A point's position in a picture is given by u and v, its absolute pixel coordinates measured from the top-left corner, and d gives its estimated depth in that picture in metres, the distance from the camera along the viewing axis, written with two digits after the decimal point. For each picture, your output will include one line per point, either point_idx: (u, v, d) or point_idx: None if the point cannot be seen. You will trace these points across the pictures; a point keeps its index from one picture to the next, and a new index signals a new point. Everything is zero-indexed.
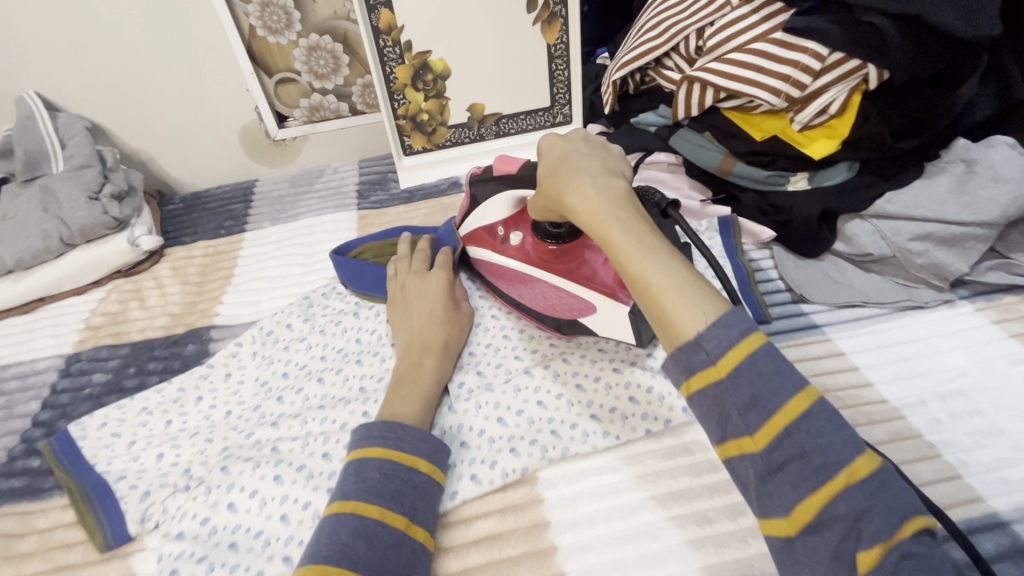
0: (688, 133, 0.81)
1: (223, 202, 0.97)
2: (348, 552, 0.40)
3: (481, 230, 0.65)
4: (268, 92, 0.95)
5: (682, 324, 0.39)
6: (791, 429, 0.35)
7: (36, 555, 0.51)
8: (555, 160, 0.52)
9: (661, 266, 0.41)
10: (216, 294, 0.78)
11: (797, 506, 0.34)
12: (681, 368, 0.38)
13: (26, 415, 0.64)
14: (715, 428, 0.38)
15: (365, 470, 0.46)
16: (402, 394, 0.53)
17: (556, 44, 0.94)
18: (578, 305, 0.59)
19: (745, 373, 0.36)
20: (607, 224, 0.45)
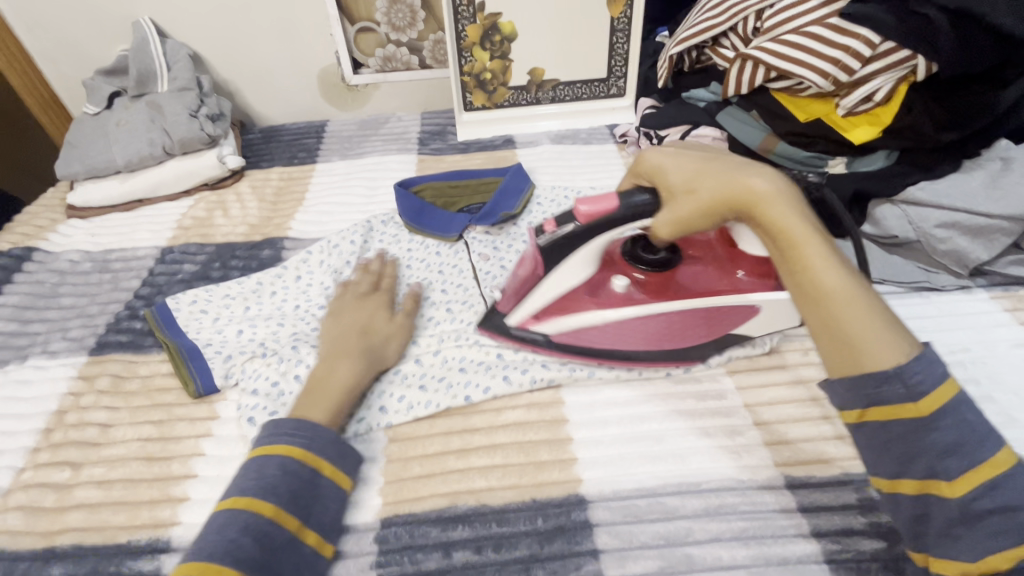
0: (737, 110, 0.85)
1: (298, 135, 1.07)
2: (236, 549, 0.41)
3: (566, 296, 0.57)
4: (349, 39, 1.03)
5: (882, 351, 0.38)
6: (1000, 482, 0.36)
7: (138, 393, 0.61)
8: (699, 165, 0.47)
9: (859, 286, 0.40)
10: (288, 213, 0.88)
11: (987, 555, 0.36)
12: (861, 396, 0.39)
13: (129, 289, 0.75)
14: (893, 462, 0.39)
15: (265, 467, 0.46)
16: (313, 395, 0.53)
17: (620, 17, 0.99)
18: (733, 316, 0.58)
19: (950, 421, 0.37)
20: (809, 233, 0.41)
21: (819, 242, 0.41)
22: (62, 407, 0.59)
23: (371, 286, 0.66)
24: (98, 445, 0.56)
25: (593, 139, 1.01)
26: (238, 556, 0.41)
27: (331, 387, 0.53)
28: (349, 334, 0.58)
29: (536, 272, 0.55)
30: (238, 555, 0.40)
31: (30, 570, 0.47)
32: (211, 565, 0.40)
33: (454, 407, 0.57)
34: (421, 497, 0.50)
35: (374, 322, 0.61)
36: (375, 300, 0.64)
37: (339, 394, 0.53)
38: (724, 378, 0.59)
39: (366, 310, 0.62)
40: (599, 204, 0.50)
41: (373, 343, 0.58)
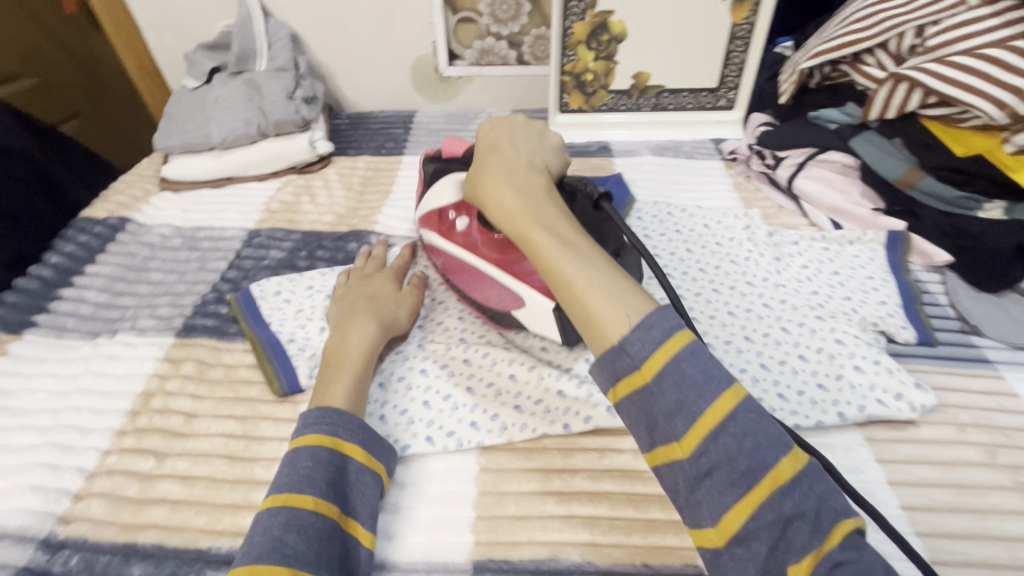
0: (874, 136, 0.75)
1: (385, 125, 1.04)
2: (281, 547, 0.38)
3: (434, 215, 0.64)
4: (448, 28, 0.99)
5: (606, 322, 0.38)
6: (719, 431, 0.34)
7: (222, 382, 0.59)
8: (475, 166, 0.55)
9: (582, 263, 0.41)
10: (375, 205, 0.85)
11: (722, 515, 0.33)
12: (604, 372, 0.38)
13: (216, 271, 0.73)
14: (645, 433, 0.37)
15: (299, 459, 0.44)
16: (329, 377, 0.51)
17: (742, 24, 0.91)
18: (508, 297, 0.57)
19: (669, 376, 0.36)
20: (527, 224, 0.46)
21: (542, 233, 0.44)
22: (148, 389, 0.58)
23: (378, 267, 0.66)
24: (182, 435, 0.54)
25: (697, 154, 0.94)
26: (284, 554, 0.38)
27: (348, 361, 0.52)
28: (358, 306, 0.58)
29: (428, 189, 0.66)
30: (283, 553, 0.38)
31: (110, 565, 0.45)
32: (256, 567, 0.37)
33: (552, 436, 0.52)
34: (518, 542, 0.45)
35: (383, 293, 0.61)
36: (383, 274, 0.64)
37: (356, 371, 0.52)
38: (861, 448, 0.52)
39: (376, 286, 0.62)
40: (453, 146, 0.66)
41: (387, 315, 0.58)
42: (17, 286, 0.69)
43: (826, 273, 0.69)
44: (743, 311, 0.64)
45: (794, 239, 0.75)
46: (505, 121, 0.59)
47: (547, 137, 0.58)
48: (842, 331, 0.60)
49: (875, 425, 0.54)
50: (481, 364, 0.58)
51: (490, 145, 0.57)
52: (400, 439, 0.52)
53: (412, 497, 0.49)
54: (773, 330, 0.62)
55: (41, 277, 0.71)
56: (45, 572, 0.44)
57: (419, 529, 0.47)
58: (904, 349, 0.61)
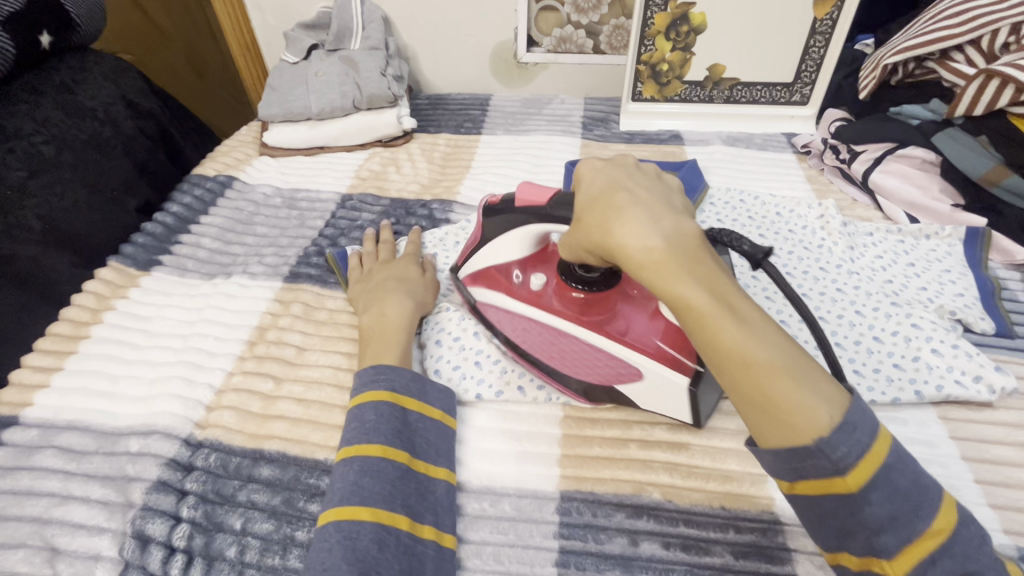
0: (959, 132, 0.75)
1: (463, 106, 1.09)
2: (360, 491, 0.42)
3: (490, 270, 0.58)
4: (531, 16, 1.04)
5: (805, 421, 0.34)
6: (939, 555, 0.34)
7: (327, 323, 0.65)
8: (601, 195, 0.42)
9: (770, 347, 0.35)
10: (456, 178, 0.90)
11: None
12: (785, 456, 0.35)
13: (314, 228, 0.80)
14: (834, 538, 0.37)
15: (363, 413, 0.47)
16: (377, 345, 0.54)
17: (824, 19, 0.92)
18: (615, 370, 0.51)
19: (880, 491, 0.34)
20: (694, 297, 0.36)
21: (716, 308, 0.36)
22: (262, 324, 0.64)
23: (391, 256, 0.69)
24: (295, 364, 0.60)
25: (768, 146, 0.96)
26: (363, 496, 0.42)
27: (391, 330, 0.56)
28: (387, 287, 0.61)
29: (479, 240, 0.57)
30: (362, 495, 0.42)
31: (242, 465, 0.51)
32: (340, 507, 0.42)
33: None
34: (602, 479, 0.49)
35: (410, 274, 0.64)
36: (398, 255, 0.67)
37: (399, 335, 0.55)
38: (936, 425, 0.54)
39: (393, 267, 0.65)
40: (531, 192, 0.49)
41: (417, 294, 0.61)
42: (144, 229, 0.77)
43: (902, 265, 0.70)
44: (817, 293, 0.66)
45: (869, 230, 0.76)
46: (614, 161, 0.45)
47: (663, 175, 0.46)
48: (919, 317, 0.61)
49: (951, 405, 0.55)
50: None
51: (607, 181, 0.43)
52: (493, 385, 0.57)
53: (503, 434, 0.54)
54: (848, 312, 0.63)
55: (163, 223, 0.78)
56: (189, 466, 0.51)
57: (510, 461, 0.51)
58: (981, 340, 0.62)
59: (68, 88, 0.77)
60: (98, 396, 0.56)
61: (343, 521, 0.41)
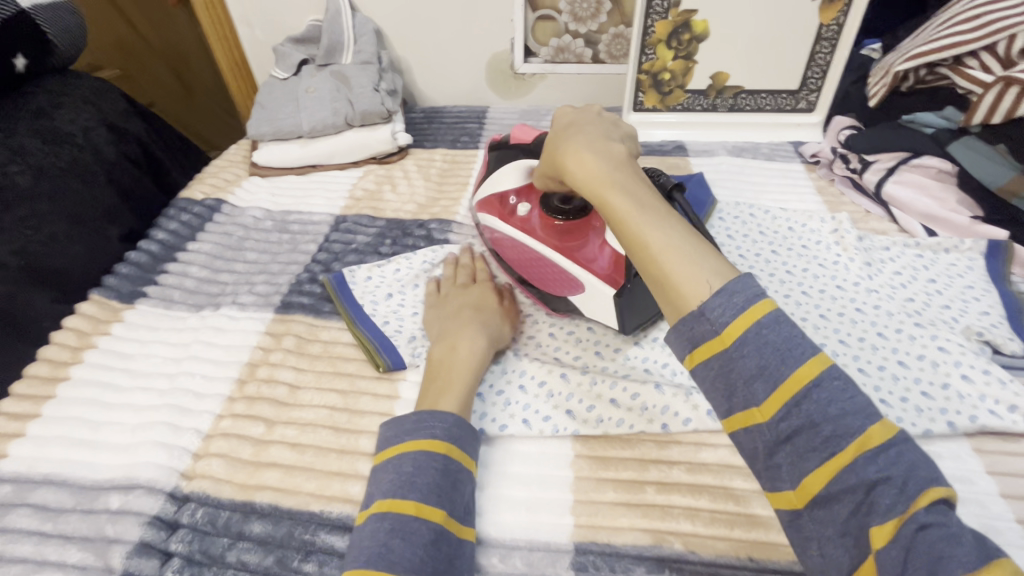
0: (975, 141, 0.73)
1: (459, 119, 1.06)
2: (388, 555, 0.39)
3: (493, 198, 0.67)
4: (527, 26, 1.01)
5: (687, 285, 0.38)
6: (802, 396, 0.33)
7: (321, 358, 0.61)
8: (561, 129, 0.54)
9: (665, 229, 0.41)
10: (454, 195, 0.87)
11: (806, 478, 0.33)
12: (683, 339, 0.37)
13: (307, 253, 0.76)
14: (721, 399, 0.36)
15: (401, 463, 0.44)
16: (439, 385, 0.52)
17: (829, 24, 0.89)
18: (565, 284, 0.60)
19: (751, 342, 0.35)
20: (609, 187, 0.45)
21: (625, 201, 0.44)
22: (253, 360, 0.61)
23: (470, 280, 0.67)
24: (288, 405, 0.56)
25: (776, 156, 0.93)
26: (391, 562, 0.38)
27: (460, 370, 0.53)
28: (464, 315, 0.59)
29: (489, 175, 0.69)
30: (391, 561, 0.38)
31: (231, 521, 0.47)
32: (365, 571, 0.38)
33: (649, 432, 0.52)
34: (619, 528, 0.46)
35: (486, 303, 0.62)
36: (480, 284, 0.65)
37: (465, 378, 0.53)
38: (970, 459, 0.51)
39: (471, 296, 0.63)
40: (522, 132, 0.65)
41: (494, 327, 0.59)
42: (129, 259, 0.73)
43: (922, 281, 0.67)
44: (835, 313, 0.63)
45: (885, 244, 0.73)
46: (580, 108, 0.58)
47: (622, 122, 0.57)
48: (945, 339, 0.58)
49: (985, 436, 0.52)
50: (575, 358, 0.59)
51: (569, 117, 0.55)
52: (497, 420, 0.53)
53: (512, 478, 0.50)
54: (869, 334, 0.60)
55: (149, 252, 0.75)
56: (173, 523, 0.47)
57: (519, 508, 0.48)
58: (1011, 361, 0.59)
59: (46, 114, 0.74)
60: (77, 445, 0.53)
61: None
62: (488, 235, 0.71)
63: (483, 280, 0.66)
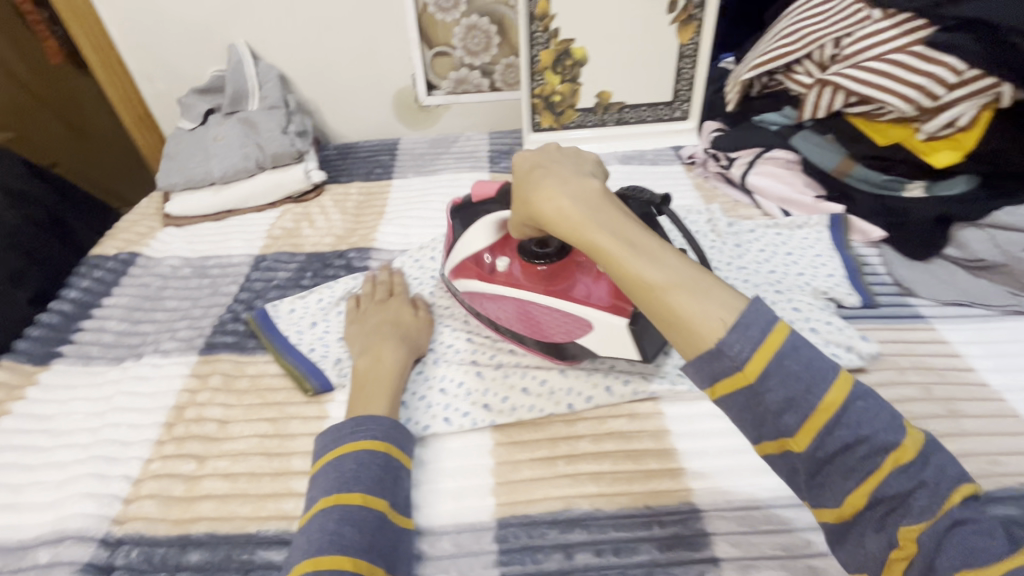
0: (811, 133, 0.88)
1: (372, 153, 1.12)
2: (339, 540, 0.42)
3: (466, 262, 0.65)
4: (425, 62, 1.09)
5: (700, 324, 0.37)
6: (834, 423, 0.35)
7: (249, 391, 0.64)
8: (526, 171, 0.52)
9: (660, 264, 0.41)
10: (371, 224, 0.91)
11: (847, 496, 0.35)
12: (702, 376, 0.38)
13: (229, 294, 0.79)
14: (751, 428, 0.38)
15: (342, 463, 0.48)
16: (365, 393, 0.56)
17: (688, 44, 1.02)
18: (568, 325, 0.59)
19: (776, 375, 0.35)
20: (593, 229, 0.44)
21: (615, 242, 0.43)
22: (179, 403, 0.62)
23: (387, 294, 0.71)
24: (218, 439, 0.58)
25: (660, 160, 1.04)
26: (343, 546, 0.42)
27: (383, 377, 0.58)
28: (383, 330, 0.64)
29: (454, 240, 0.67)
30: (342, 544, 0.42)
31: (168, 556, 0.49)
32: (317, 558, 0.41)
33: (557, 413, 0.59)
34: (535, 499, 0.52)
35: (403, 317, 0.66)
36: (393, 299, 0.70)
37: (390, 383, 0.57)
38: None
39: (388, 311, 0.67)
40: (482, 187, 0.64)
41: (410, 338, 0.64)
42: (40, 321, 0.73)
43: (781, 255, 0.79)
44: None
45: (750, 227, 0.84)
46: (542, 145, 0.56)
47: (580, 152, 0.56)
48: (797, 301, 0.69)
49: None
50: (490, 357, 0.65)
51: (531, 156, 0.54)
52: (420, 421, 0.58)
53: (437, 473, 0.55)
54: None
55: (61, 312, 0.74)
56: (108, 567, 0.49)
57: (445, 498, 0.53)
58: (852, 313, 0.71)
59: None
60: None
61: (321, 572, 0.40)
62: (466, 299, 0.67)
63: (398, 294, 0.71)
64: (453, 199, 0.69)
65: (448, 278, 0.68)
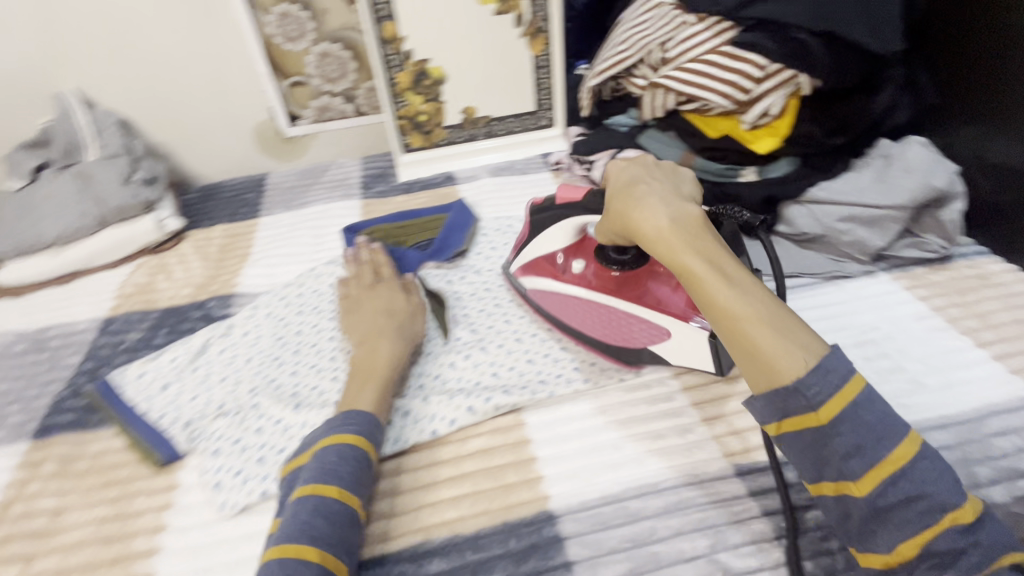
0: (654, 132, 0.95)
1: (237, 191, 1.07)
2: (309, 531, 0.45)
3: (539, 260, 0.68)
4: (282, 93, 1.06)
5: (785, 363, 0.42)
6: (898, 476, 0.40)
7: (88, 472, 0.59)
8: (623, 185, 0.53)
9: (751, 298, 0.44)
10: (235, 268, 0.87)
11: (899, 545, 0.40)
12: (774, 410, 0.43)
13: (70, 366, 0.72)
14: (812, 469, 0.43)
15: (326, 454, 0.50)
16: (357, 384, 0.58)
17: (541, 55, 1.06)
18: (644, 332, 0.61)
19: (847, 423, 0.41)
20: (687, 256, 0.47)
21: (709, 271, 0.45)
22: (5, 500, 0.57)
23: (373, 277, 0.71)
24: (50, 534, 0.54)
25: (530, 169, 1.07)
26: (314, 536, 0.45)
27: (372, 375, 0.58)
28: (378, 320, 0.65)
29: (524, 241, 0.68)
30: (311, 534, 0.44)
31: None
32: (288, 545, 0.44)
33: (420, 442, 0.58)
34: (394, 536, 0.51)
35: (396, 305, 0.67)
36: (383, 287, 0.70)
37: (384, 376, 0.59)
38: (671, 380, 0.63)
39: (387, 300, 0.68)
40: (568, 189, 0.60)
41: (407, 328, 0.65)
42: None
43: None
44: None
45: None
46: (632, 158, 0.56)
47: (679, 167, 0.56)
48: None
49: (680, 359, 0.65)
50: None
51: (626, 170, 0.54)
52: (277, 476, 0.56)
53: None
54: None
55: None
56: None
57: None
58: None
59: None
60: None
61: (286, 559, 0.43)
62: (531, 295, 0.70)
63: (385, 276, 0.71)
64: (533, 198, 0.65)
65: (515, 273, 0.72)
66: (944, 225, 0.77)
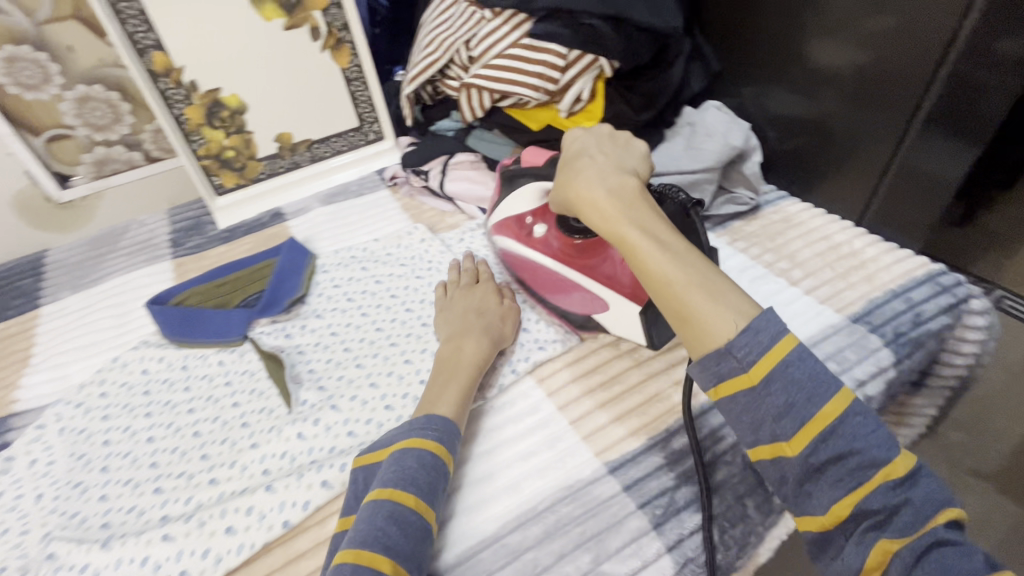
0: (481, 132, 0.95)
1: (5, 281, 0.87)
2: (384, 539, 0.42)
3: (510, 221, 0.71)
4: (39, 152, 0.87)
5: (714, 325, 0.43)
6: (829, 433, 0.38)
7: None
8: (571, 159, 0.59)
9: (682, 265, 0.46)
10: (11, 380, 0.71)
11: (834, 505, 0.37)
12: (710, 374, 0.43)
13: None
14: (748, 432, 0.42)
15: (404, 458, 0.48)
16: (439, 384, 0.56)
17: (350, 67, 0.97)
18: (588, 302, 0.64)
19: (781, 382, 0.40)
20: (623, 224, 0.50)
21: (643, 239, 0.48)
22: None
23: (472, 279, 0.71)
24: None
25: (365, 190, 1.00)
26: (387, 546, 0.42)
27: (460, 370, 0.57)
28: (469, 318, 0.63)
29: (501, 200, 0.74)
30: (388, 544, 0.42)
31: None
32: (364, 550, 0.41)
33: (272, 539, 0.52)
34: None
35: (487, 305, 0.66)
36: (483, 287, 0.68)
37: (468, 376, 0.57)
38: (535, 390, 0.61)
39: (471, 298, 0.66)
40: (534, 155, 0.73)
41: (495, 329, 0.63)
42: None
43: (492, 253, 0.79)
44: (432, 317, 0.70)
45: (458, 237, 0.84)
46: (591, 131, 0.62)
47: (634, 144, 0.60)
48: None
49: (540, 367, 0.64)
50: (183, 504, 0.54)
51: (579, 147, 0.60)
52: None
53: None
54: (416, 328, 0.69)
55: None
56: None
57: None
58: None
59: None
60: None
61: (362, 566, 0.40)
62: (506, 256, 0.73)
63: (484, 280, 0.70)
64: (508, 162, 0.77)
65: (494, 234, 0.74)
66: (748, 177, 0.84)
